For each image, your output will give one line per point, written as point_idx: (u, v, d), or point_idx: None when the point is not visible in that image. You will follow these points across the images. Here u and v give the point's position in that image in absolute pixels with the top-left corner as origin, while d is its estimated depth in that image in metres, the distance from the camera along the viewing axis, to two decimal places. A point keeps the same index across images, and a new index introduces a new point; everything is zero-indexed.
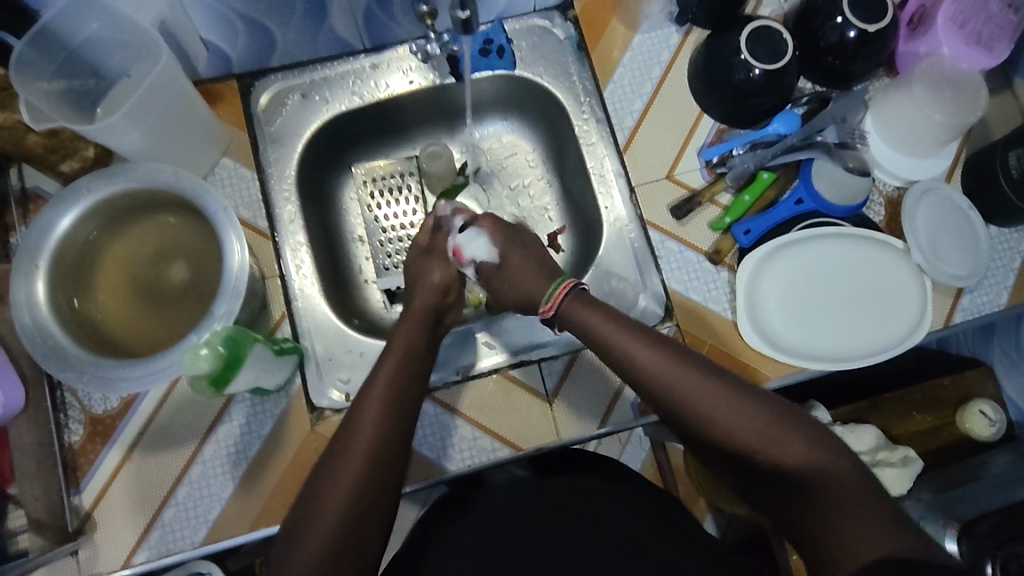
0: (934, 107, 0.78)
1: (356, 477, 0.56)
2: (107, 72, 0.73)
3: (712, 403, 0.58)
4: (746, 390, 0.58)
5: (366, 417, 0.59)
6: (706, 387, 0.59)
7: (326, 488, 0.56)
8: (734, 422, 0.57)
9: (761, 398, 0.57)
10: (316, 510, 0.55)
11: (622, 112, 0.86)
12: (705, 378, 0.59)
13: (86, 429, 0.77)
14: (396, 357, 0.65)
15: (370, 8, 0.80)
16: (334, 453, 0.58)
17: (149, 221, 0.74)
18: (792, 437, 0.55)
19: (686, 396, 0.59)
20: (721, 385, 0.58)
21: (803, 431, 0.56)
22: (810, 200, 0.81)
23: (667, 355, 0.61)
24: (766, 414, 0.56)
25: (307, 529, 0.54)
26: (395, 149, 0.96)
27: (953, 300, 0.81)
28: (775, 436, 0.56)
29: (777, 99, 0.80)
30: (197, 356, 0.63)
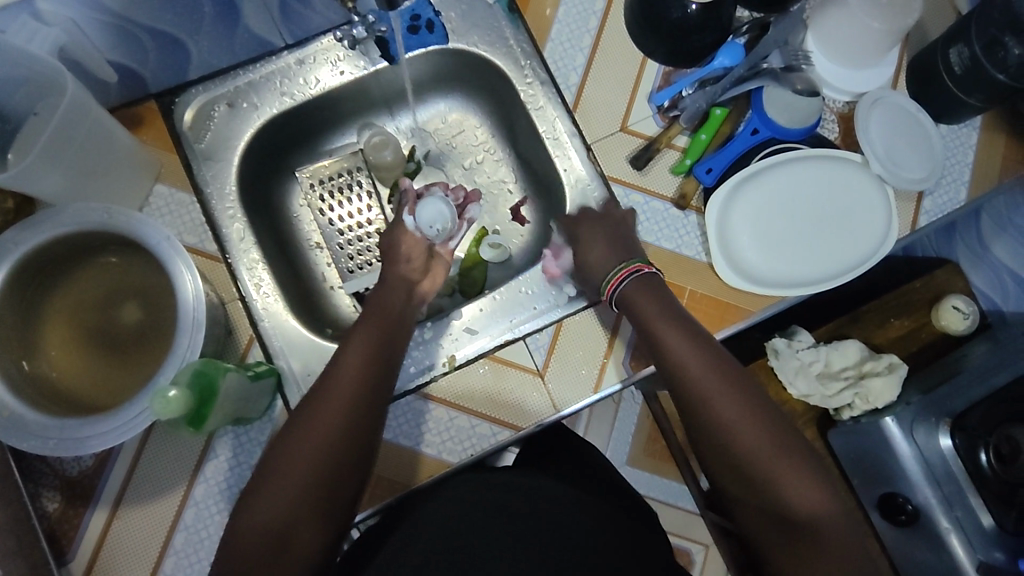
0: (873, 15, 0.78)
1: (320, 447, 0.58)
2: (9, 113, 0.66)
3: (708, 384, 0.62)
4: (745, 389, 0.62)
5: (338, 391, 0.61)
6: (706, 368, 0.63)
7: (287, 452, 0.58)
8: (723, 409, 0.61)
9: (756, 399, 0.62)
10: (277, 476, 0.58)
11: (565, 70, 0.83)
12: (709, 362, 0.63)
13: (63, 494, 0.72)
14: (372, 325, 0.68)
15: (285, 1, 0.74)
16: (305, 415, 0.60)
17: (88, 265, 0.69)
18: (766, 443, 0.60)
19: (719, 415, 0.61)
20: (722, 375, 0.62)
21: (779, 440, 0.60)
22: (765, 129, 0.80)
23: (680, 329, 0.66)
24: (753, 413, 0.61)
25: (265, 490, 0.57)
26: (338, 144, 0.91)
27: (915, 204, 0.82)
28: (752, 435, 0.60)
29: (718, 31, 0.78)
30: (167, 399, 0.58)
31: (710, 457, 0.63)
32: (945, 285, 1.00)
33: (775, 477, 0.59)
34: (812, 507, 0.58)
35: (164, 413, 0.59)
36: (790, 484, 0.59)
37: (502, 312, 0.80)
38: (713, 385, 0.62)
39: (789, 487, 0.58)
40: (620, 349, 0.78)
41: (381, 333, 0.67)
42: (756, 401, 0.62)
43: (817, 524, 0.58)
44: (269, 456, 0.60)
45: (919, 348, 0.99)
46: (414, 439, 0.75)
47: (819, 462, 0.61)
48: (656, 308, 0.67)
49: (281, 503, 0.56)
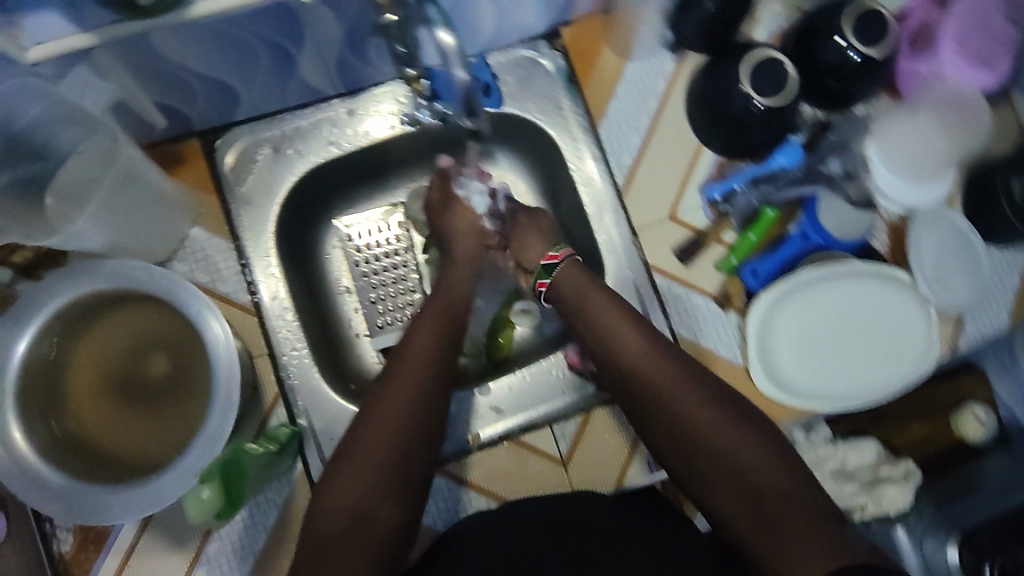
0: (938, 133, 0.76)
1: (394, 429, 0.61)
2: (53, 152, 0.62)
3: (692, 403, 0.62)
4: (727, 403, 0.62)
5: (403, 377, 0.64)
6: (687, 387, 0.63)
7: (366, 433, 0.61)
8: (708, 426, 0.61)
9: (740, 413, 0.62)
10: (355, 458, 0.60)
11: (619, 150, 0.82)
12: (688, 381, 0.63)
13: (76, 538, 0.71)
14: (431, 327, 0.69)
15: (343, 56, 0.72)
16: (380, 399, 0.63)
17: (118, 316, 0.66)
18: (758, 453, 0.59)
19: (661, 390, 0.63)
20: (702, 393, 0.62)
21: (769, 449, 0.60)
22: (816, 236, 0.79)
23: (654, 350, 0.65)
24: (739, 426, 0.60)
25: (343, 473, 0.59)
26: (379, 193, 0.87)
27: (956, 328, 0.82)
28: (742, 447, 0.59)
29: (780, 128, 0.76)
30: (199, 500, 0.58)
31: (702, 485, 0.60)
32: None
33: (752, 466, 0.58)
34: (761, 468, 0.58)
35: (207, 516, 0.58)
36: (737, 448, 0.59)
37: (529, 391, 0.79)
38: (650, 362, 0.64)
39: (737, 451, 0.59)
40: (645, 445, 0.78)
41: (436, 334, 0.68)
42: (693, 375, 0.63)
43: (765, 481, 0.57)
44: (344, 446, 0.61)
45: None
46: (436, 518, 0.76)
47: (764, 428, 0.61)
48: (629, 325, 0.67)
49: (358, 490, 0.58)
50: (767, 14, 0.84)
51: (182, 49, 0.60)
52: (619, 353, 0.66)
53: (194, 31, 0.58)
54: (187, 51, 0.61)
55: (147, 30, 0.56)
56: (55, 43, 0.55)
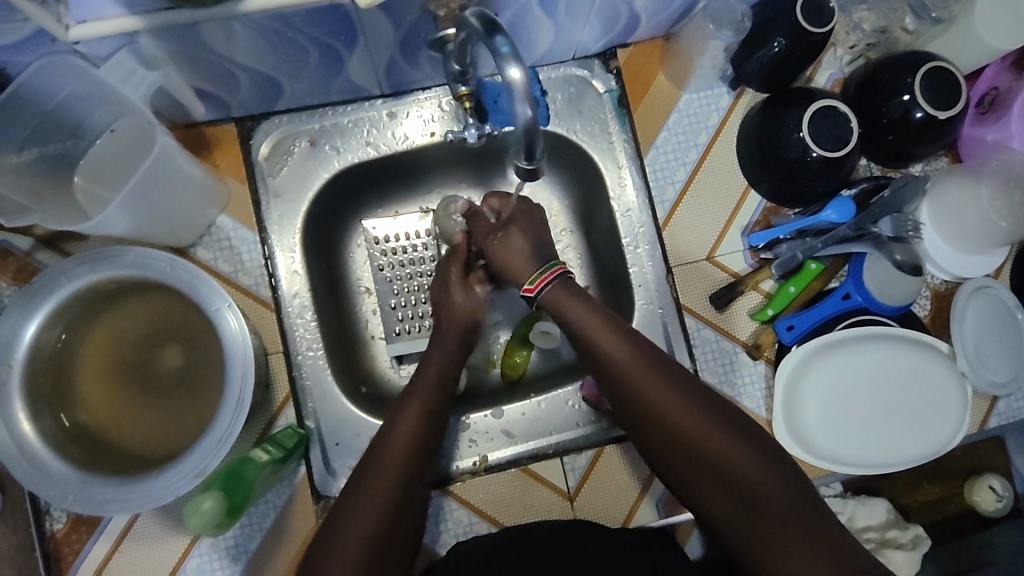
0: (1003, 214, 0.74)
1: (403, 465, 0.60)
2: (87, 130, 0.62)
3: (682, 415, 0.58)
4: (717, 412, 0.59)
5: (412, 409, 0.64)
6: (675, 399, 0.59)
7: (373, 467, 0.60)
8: (701, 437, 0.57)
9: (732, 422, 0.58)
10: (364, 494, 0.58)
11: (663, 182, 0.79)
12: (675, 390, 0.60)
13: (70, 516, 0.69)
14: (456, 331, 0.71)
15: (393, 59, 0.69)
16: (387, 436, 0.62)
17: (136, 298, 0.66)
18: (754, 462, 0.56)
19: (653, 409, 0.60)
20: (691, 402, 0.59)
21: (763, 455, 0.57)
22: (858, 296, 0.76)
23: (638, 358, 0.61)
24: (731, 436, 0.57)
25: (352, 511, 0.57)
26: (411, 197, 0.85)
27: (989, 404, 0.79)
28: (736, 457, 0.56)
29: (835, 181, 0.73)
30: (197, 512, 0.58)
31: (698, 492, 0.58)
32: (987, 461, 0.96)
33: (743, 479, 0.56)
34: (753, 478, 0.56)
35: (206, 527, 0.59)
36: (728, 461, 0.56)
37: (542, 421, 0.78)
38: (642, 379, 0.60)
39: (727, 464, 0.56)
40: (657, 489, 0.75)
41: (459, 335, 0.71)
42: (685, 389, 0.60)
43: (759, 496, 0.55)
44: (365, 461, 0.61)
45: (943, 519, 0.95)
46: (431, 538, 0.73)
47: (754, 436, 0.58)
48: (612, 330, 0.63)
49: (366, 532, 0.56)
50: (832, 58, 0.80)
51: (229, 40, 0.59)
52: (603, 361, 0.62)
53: (250, 27, 0.57)
54: (233, 42, 0.59)
55: (196, 20, 0.54)
56: (100, 23, 0.53)
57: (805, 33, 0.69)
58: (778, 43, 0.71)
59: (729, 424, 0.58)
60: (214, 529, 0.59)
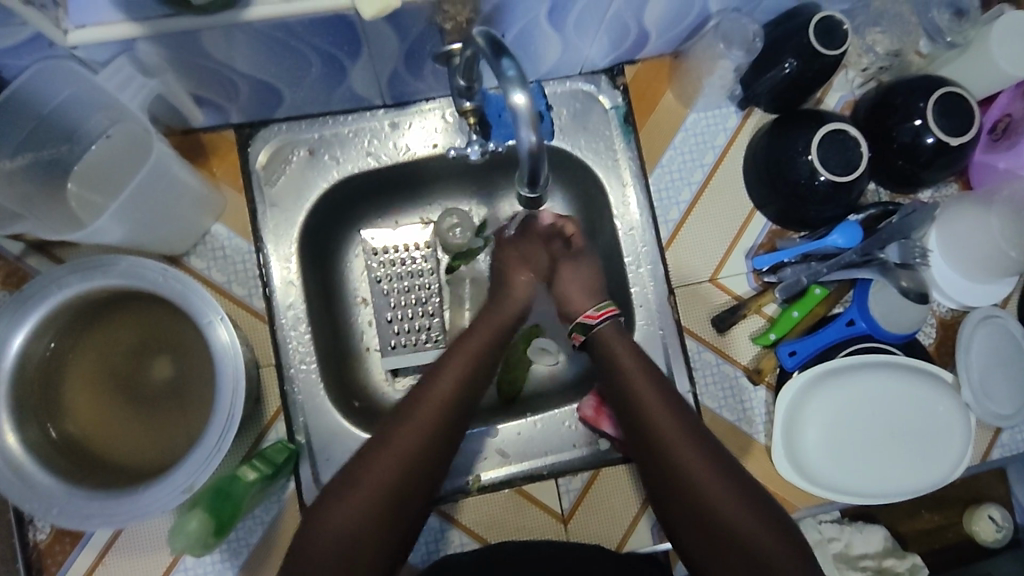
0: (1012, 244, 0.73)
1: (392, 476, 0.60)
2: (82, 136, 0.61)
3: (695, 465, 0.62)
4: (726, 466, 0.62)
5: (421, 413, 0.63)
6: (690, 446, 0.62)
7: (362, 471, 0.60)
8: (709, 487, 0.61)
9: (743, 480, 0.62)
10: (349, 496, 0.59)
11: (668, 202, 0.78)
12: (692, 438, 0.63)
13: (53, 528, 0.68)
14: (486, 331, 0.70)
15: (397, 71, 0.68)
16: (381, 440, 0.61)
17: (128, 308, 0.65)
18: (754, 520, 0.59)
19: (662, 444, 0.63)
20: (704, 452, 0.62)
21: (767, 515, 0.60)
22: (863, 323, 0.75)
23: (661, 402, 0.64)
24: (736, 492, 0.60)
25: (330, 511, 0.58)
26: (411, 208, 0.84)
27: (992, 436, 0.78)
28: (739, 513, 0.59)
29: (842, 206, 0.72)
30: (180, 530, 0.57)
31: (693, 541, 0.61)
32: (985, 490, 0.95)
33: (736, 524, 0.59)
34: (746, 523, 0.59)
35: (193, 546, 0.58)
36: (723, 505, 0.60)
37: (538, 440, 0.76)
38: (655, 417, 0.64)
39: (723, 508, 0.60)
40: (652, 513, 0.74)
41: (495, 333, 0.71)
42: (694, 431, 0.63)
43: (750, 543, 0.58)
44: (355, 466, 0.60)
45: (940, 548, 0.94)
46: (421, 556, 0.72)
47: (752, 484, 0.62)
48: (640, 370, 0.66)
49: (339, 536, 0.57)
50: (843, 80, 0.79)
51: (231, 49, 0.58)
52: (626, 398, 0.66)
53: (251, 35, 0.56)
54: (234, 50, 0.58)
55: (196, 27, 0.53)
56: (97, 29, 0.52)
57: (818, 55, 0.68)
58: (790, 64, 0.70)
59: (731, 471, 0.62)
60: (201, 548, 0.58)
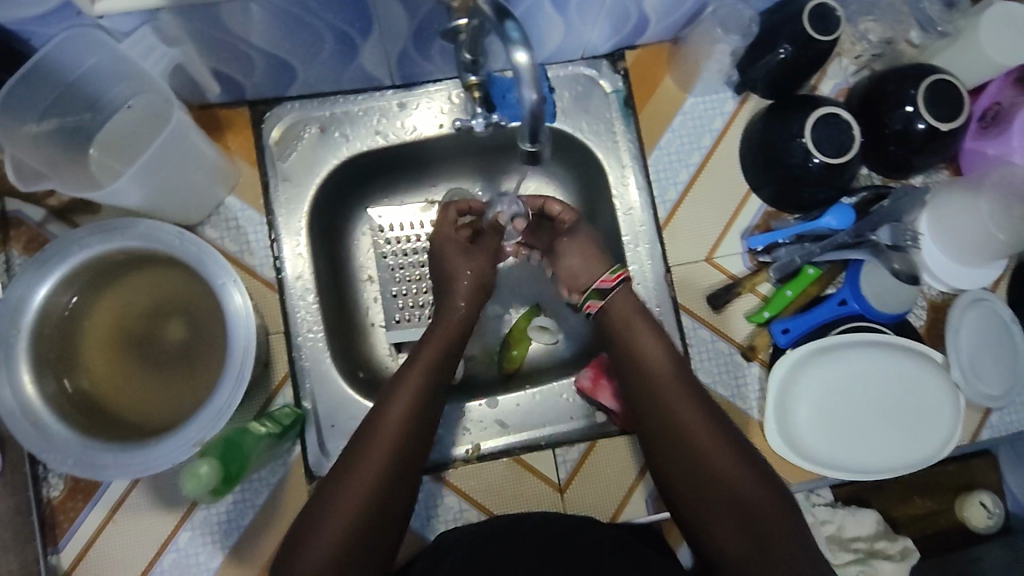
0: (1001, 227, 0.74)
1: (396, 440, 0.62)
2: (104, 105, 0.64)
3: (703, 436, 0.63)
4: (732, 439, 0.63)
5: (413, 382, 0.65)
6: (696, 417, 0.64)
7: (371, 439, 0.62)
8: (715, 456, 0.62)
9: (748, 456, 0.62)
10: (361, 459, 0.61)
11: (666, 182, 0.80)
12: (699, 410, 0.64)
13: (66, 485, 0.70)
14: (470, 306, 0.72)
15: (406, 50, 0.71)
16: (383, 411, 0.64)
17: (144, 271, 0.67)
18: (757, 487, 0.60)
19: (674, 418, 0.64)
20: (709, 423, 0.63)
21: (769, 485, 0.61)
22: (854, 303, 0.77)
23: (672, 376, 0.66)
24: (742, 462, 0.62)
25: (350, 475, 0.60)
26: (417, 188, 0.86)
27: (981, 417, 0.79)
28: (744, 481, 0.61)
29: (835, 188, 0.74)
30: (196, 476, 0.57)
31: (693, 509, 0.62)
32: (977, 476, 0.96)
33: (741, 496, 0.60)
34: (750, 496, 0.60)
35: (202, 493, 0.57)
36: (728, 478, 0.61)
37: (537, 413, 0.79)
38: (666, 391, 0.65)
39: (727, 480, 0.61)
40: (648, 484, 0.76)
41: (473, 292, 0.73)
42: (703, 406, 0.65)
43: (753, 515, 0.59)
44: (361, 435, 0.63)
45: (932, 532, 0.95)
46: (420, 521, 0.74)
47: (758, 461, 0.63)
48: (658, 345, 0.68)
49: (355, 506, 0.59)
50: (838, 68, 0.81)
51: (248, 23, 0.61)
52: (637, 371, 0.67)
53: (268, 9, 0.59)
54: (250, 24, 0.61)
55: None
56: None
57: (811, 40, 0.70)
58: (784, 50, 0.72)
59: (737, 446, 0.63)
60: (209, 496, 0.58)
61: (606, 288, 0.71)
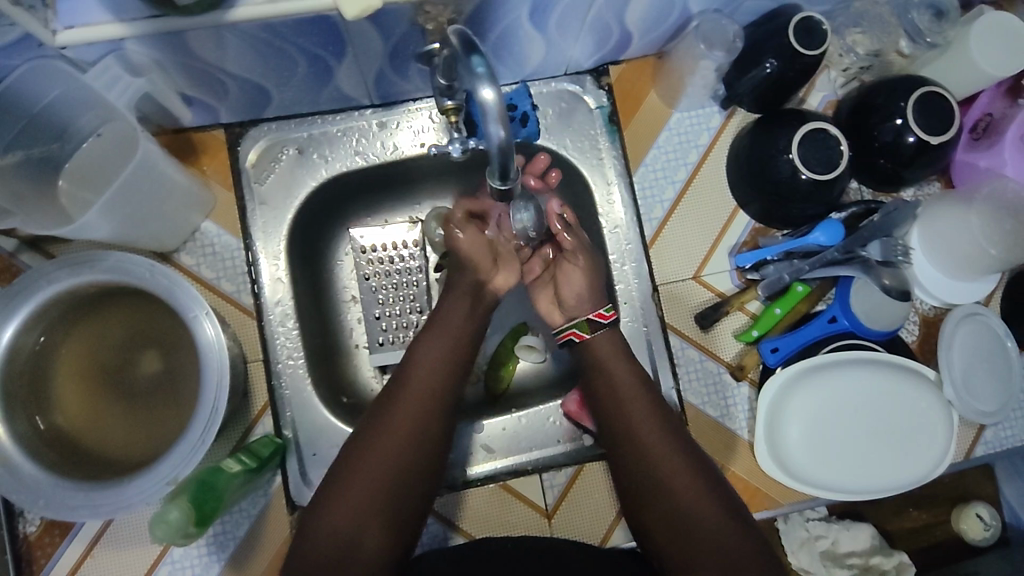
0: (992, 242, 0.73)
1: (379, 477, 0.57)
2: (72, 134, 0.63)
3: (673, 472, 0.60)
4: (712, 479, 0.61)
5: (404, 408, 0.59)
6: (674, 446, 0.62)
7: (369, 445, 0.58)
8: (693, 498, 0.59)
9: (714, 484, 0.61)
10: (341, 494, 0.57)
11: (652, 200, 0.79)
12: (680, 447, 0.62)
13: (43, 520, 0.69)
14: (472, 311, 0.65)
15: (383, 71, 0.69)
16: (366, 441, 0.59)
17: (117, 303, 0.66)
18: (733, 529, 0.58)
19: (649, 450, 0.62)
20: (687, 462, 0.61)
21: (737, 521, 0.59)
22: (844, 320, 0.76)
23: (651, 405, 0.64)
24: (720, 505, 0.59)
25: (332, 512, 0.56)
26: (400, 207, 0.85)
27: (975, 433, 0.78)
28: (720, 523, 0.58)
29: (823, 204, 0.73)
30: (164, 523, 0.56)
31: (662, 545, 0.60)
32: (973, 488, 0.95)
33: (710, 528, 0.58)
34: (719, 529, 0.58)
35: (174, 538, 0.56)
36: (696, 511, 0.59)
37: (523, 436, 0.77)
38: (640, 424, 0.63)
39: (696, 513, 0.59)
40: None
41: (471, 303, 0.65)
42: (676, 436, 0.62)
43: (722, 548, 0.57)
44: (359, 437, 0.59)
45: (928, 545, 0.94)
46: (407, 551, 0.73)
47: (723, 487, 0.61)
48: (629, 376, 0.65)
49: (349, 520, 0.56)
50: (825, 80, 0.80)
51: (221, 50, 0.59)
52: (617, 398, 0.65)
53: (240, 36, 0.57)
54: (223, 50, 0.60)
55: (183, 28, 0.54)
56: (87, 30, 0.54)
57: (798, 55, 0.69)
58: (770, 64, 0.71)
59: (706, 475, 0.61)
60: (185, 540, 0.57)
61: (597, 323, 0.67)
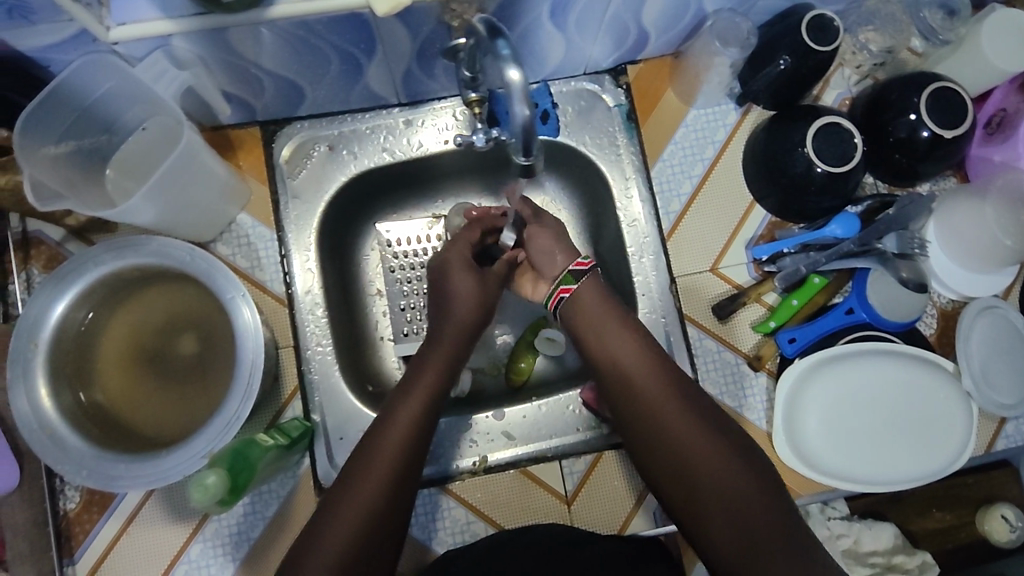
0: (1007, 232, 0.74)
1: (394, 462, 0.62)
2: (120, 127, 0.67)
3: (681, 424, 0.63)
4: (721, 436, 0.63)
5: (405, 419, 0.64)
6: (679, 407, 0.64)
7: (379, 441, 0.63)
8: (711, 460, 0.61)
9: (719, 432, 0.63)
10: (343, 505, 0.59)
11: (669, 194, 0.81)
12: (691, 414, 0.64)
13: (82, 497, 0.72)
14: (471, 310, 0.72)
15: (410, 69, 0.73)
16: (374, 440, 0.63)
17: (157, 287, 0.69)
18: (752, 481, 0.60)
19: (658, 410, 0.64)
20: (707, 437, 0.63)
21: (744, 462, 0.62)
22: (862, 311, 0.76)
23: (663, 386, 0.65)
24: (744, 465, 0.61)
25: (336, 515, 0.59)
26: (425, 204, 0.88)
27: (995, 426, 0.78)
28: (740, 482, 0.60)
29: (838, 197, 0.74)
30: (204, 488, 0.57)
31: (674, 487, 0.63)
32: (999, 489, 0.93)
33: (713, 471, 0.61)
34: (724, 470, 0.61)
35: (209, 504, 0.58)
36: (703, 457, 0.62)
37: (543, 425, 0.79)
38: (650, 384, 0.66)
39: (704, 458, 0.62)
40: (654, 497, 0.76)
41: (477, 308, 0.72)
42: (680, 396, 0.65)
43: (730, 486, 0.60)
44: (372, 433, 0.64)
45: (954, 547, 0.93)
46: (428, 533, 0.74)
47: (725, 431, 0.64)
48: (635, 348, 0.67)
49: (365, 507, 0.59)
50: (841, 77, 0.82)
51: (257, 46, 0.63)
52: (625, 379, 0.66)
53: (277, 32, 0.61)
54: (260, 47, 0.63)
55: (227, 25, 0.58)
56: (138, 26, 0.57)
57: (811, 51, 0.71)
58: (784, 61, 0.73)
59: (708, 422, 0.64)
60: (216, 506, 0.58)
61: (580, 271, 0.71)
